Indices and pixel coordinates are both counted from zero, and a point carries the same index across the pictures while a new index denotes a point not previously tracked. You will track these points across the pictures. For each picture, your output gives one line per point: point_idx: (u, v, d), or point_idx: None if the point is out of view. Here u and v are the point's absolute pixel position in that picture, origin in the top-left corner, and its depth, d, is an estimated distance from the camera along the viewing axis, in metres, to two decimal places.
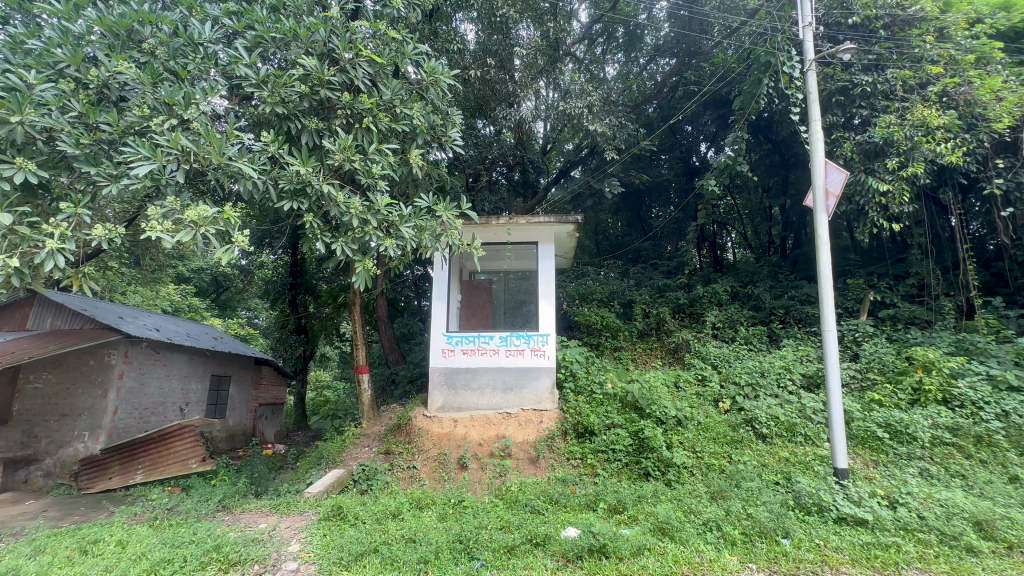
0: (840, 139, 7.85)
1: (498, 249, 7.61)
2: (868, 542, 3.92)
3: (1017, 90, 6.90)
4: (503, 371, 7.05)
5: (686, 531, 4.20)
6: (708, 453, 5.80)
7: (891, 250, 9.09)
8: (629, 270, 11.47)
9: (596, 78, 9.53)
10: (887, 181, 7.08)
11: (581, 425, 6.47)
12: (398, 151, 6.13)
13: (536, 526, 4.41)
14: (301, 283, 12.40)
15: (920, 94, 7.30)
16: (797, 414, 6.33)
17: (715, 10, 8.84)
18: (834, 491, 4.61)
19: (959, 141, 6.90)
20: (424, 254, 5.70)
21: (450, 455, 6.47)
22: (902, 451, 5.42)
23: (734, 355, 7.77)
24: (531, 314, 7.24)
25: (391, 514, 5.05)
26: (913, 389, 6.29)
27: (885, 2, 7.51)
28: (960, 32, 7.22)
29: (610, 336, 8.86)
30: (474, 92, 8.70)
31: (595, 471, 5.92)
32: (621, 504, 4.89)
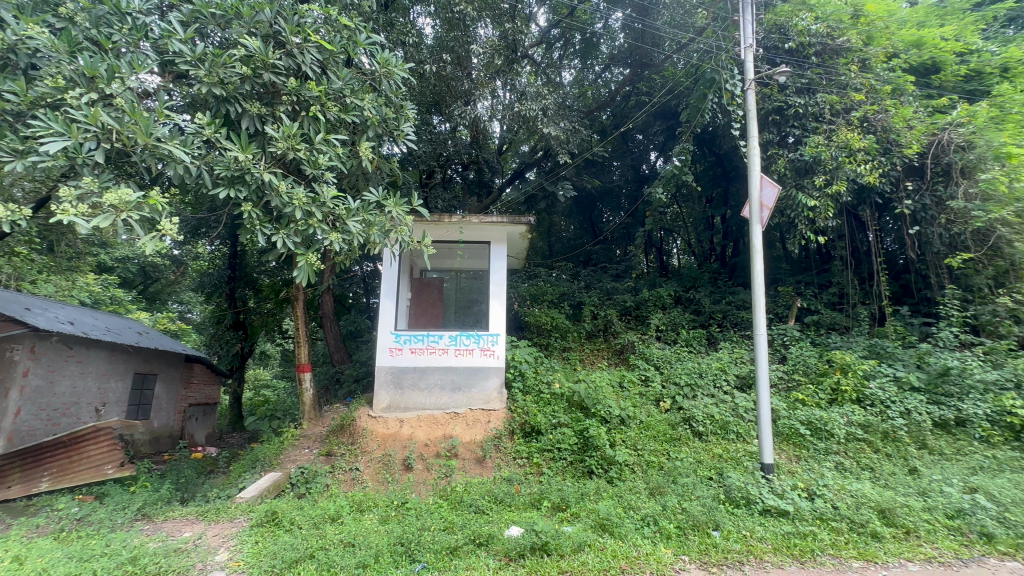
0: (775, 156, 8.39)
1: (450, 247, 7.53)
2: (789, 531, 4.20)
3: (925, 120, 7.65)
4: (452, 371, 6.99)
5: (626, 526, 4.34)
6: (648, 450, 6.00)
7: (817, 261, 9.82)
8: (580, 272, 11.73)
9: (552, 83, 9.65)
10: (814, 197, 7.64)
11: (529, 425, 6.54)
12: (347, 142, 5.92)
13: (479, 526, 4.39)
14: (240, 275, 11.77)
15: (845, 118, 7.92)
16: (730, 413, 6.70)
17: (666, 25, 9.06)
18: (760, 484, 4.91)
19: (876, 164, 7.55)
20: (373, 250, 5.54)
21: (395, 456, 6.35)
22: (821, 446, 5.88)
23: (676, 356, 8.12)
24: (481, 314, 7.23)
25: (330, 518, 4.86)
26: (832, 389, 6.84)
27: (817, 32, 8.10)
28: (879, 65, 7.93)
29: (560, 337, 9.03)
30: (429, 87, 8.59)
31: (540, 469, 5.99)
32: (564, 502, 4.98)
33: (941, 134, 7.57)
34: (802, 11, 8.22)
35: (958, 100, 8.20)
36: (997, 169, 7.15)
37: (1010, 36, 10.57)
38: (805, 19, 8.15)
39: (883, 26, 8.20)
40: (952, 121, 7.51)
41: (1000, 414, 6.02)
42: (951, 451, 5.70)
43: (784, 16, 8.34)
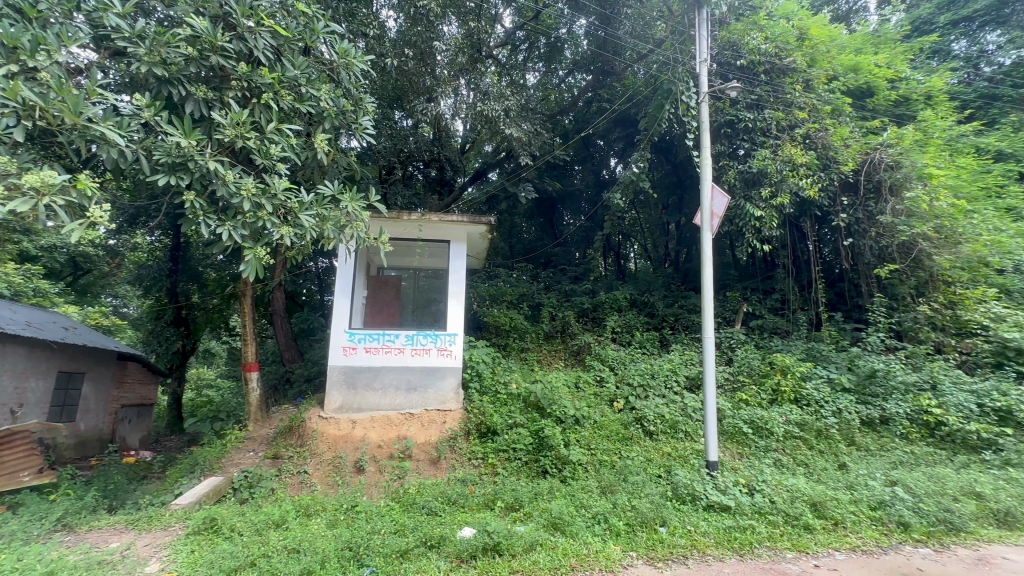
0: (726, 167, 8.77)
1: (408, 244, 7.40)
2: (730, 526, 4.41)
3: (859, 140, 8.23)
4: (408, 371, 6.87)
5: (577, 525, 4.41)
6: (601, 450, 6.12)
7: (762, 269, 10.37)
8: (540, 273, 11.86)
9: (516, 84, 9.67)
10: (761, 208, 8.05)
11: (484, 425, 6.53)
12: (302, 133, 5.71)
13: (431, 528, 4.34)
14: (184, 269, 11.05)
15: (789, 134, 8.38)
16: (680, 413, 6.95)
17: (628, 36, 9.23)
18: (705, 481, 5.12)
19: (817, 179, 8.04)
20: (327, 246, 5.36)
21: (346, 458, 6.18)
22: (761, 443, 6.21)
23: (630, 357, 8.34)
24: (439, 313, 7.16)
25: (274, 524, 4.66)
26: (773, 390, 7.23)
27: (767, 51, 8.55)
28: (820, 86, 8.48)
29: (518, 337, 9.08)
30: (391, 81, 8.42)
31: (495, 470, 5.99)
32: (517, 502, 5.00)
33: (873, 154, 8.13)
34: (753, 30, 8.66)
35: (888, 123, 8.91)
36: (920, 189, 7.84)
37: (933, 67, 11.63)
38: (755, 39, 8.58)
39: (825, 50, 8.78)
40: (883, 142, 8.11)
41: (918, 413, 6.56)
42: (875, 447, 6.15)
43: (736, 34, 8.73)
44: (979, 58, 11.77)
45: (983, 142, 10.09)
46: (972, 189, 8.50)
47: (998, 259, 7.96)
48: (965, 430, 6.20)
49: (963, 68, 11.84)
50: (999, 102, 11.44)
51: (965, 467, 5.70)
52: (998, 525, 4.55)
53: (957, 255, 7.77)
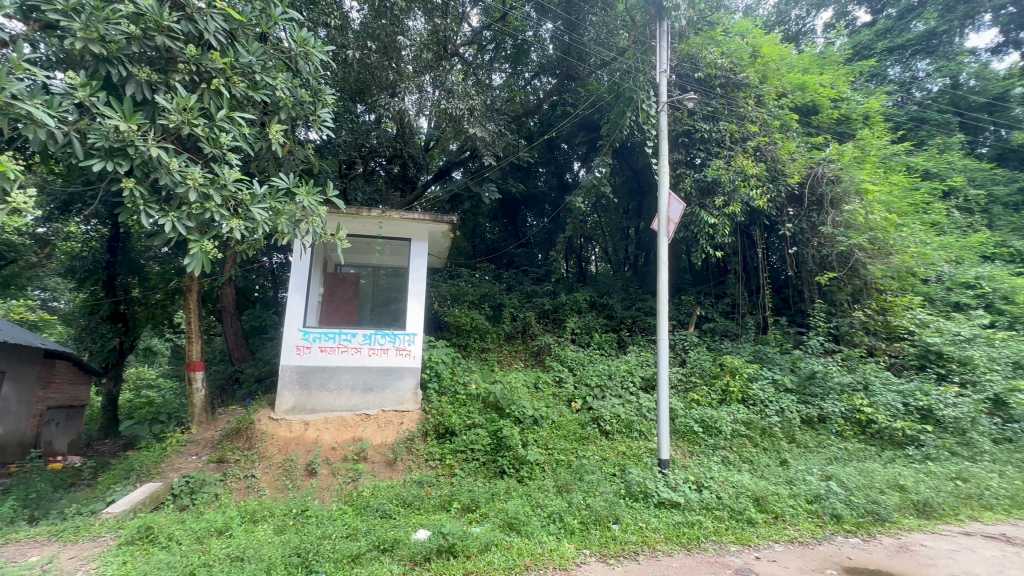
0: (683, 175, 9.07)
1: (368, 241, 7.23)
2: (680, 521, 4.57)
3: (805, 154, 8.72)
4: (365, 371, 6.72)
5: (533, 524, 4.44)
6: (559, 450, 6.19)
7: (715, 274, 10.71)
8: (502, 274, 11.89)
9: (482, 84, 9.65)
10: (715, 215, 8.39)
11: (443, 426, 6.47)
12: (255, 123, 5.47)
13: (384, 531, 4.25)
14: (123, 261, 10.35)
15: (742, 146, 8.77)
16: (635, 412, 7.13)
17: (592, 43, 9.35)
18: (657, 478, 5.27)
19: (765, 190, 8.47)
20: (280, 241, 5.16)
21: (297, 461, 5.97)
22: (710, 442, 6.48)
23: (588, 358, 8.49)
24: (399, 312, 7.03)
25: (216, 532, 4.43)
26: (722, 390, 7.55)
27: (722, 65, 8.92)
28: (770, 102, 8.95)
29: (479, 337, 9.07)
30: (353, 74, 8.18)
31: (453, 471, 5.95)
32: (474, 503, 4.98)
33: (817, 168, 8.61)
34: (711, 45, 9.00)
35: (831, 139, 9.51)
36: (857, 203, 8.41)
37: (872, 89, 12.57)
38: (712, 53, 8.93)
39: (776, 68, 9.29)
40: (826, 157, 8.63)
41: (852, 411, 7.01)
42: (813, 444, 6.54)
43: (694, 48, 9.01)
44: (911, 84, 12.95)
45: (913, 161, 10.98)
46: (902, 205, 9.20)
47: (921, 269, 8.69)
48: (892, 427, 6.68)
49: (897, 92, 12.89)
50: (927, 125, 12.51)
51: (892, 461, 6.15)
52: (918, 515, 4.93)
53: (887, 265, 8.39)
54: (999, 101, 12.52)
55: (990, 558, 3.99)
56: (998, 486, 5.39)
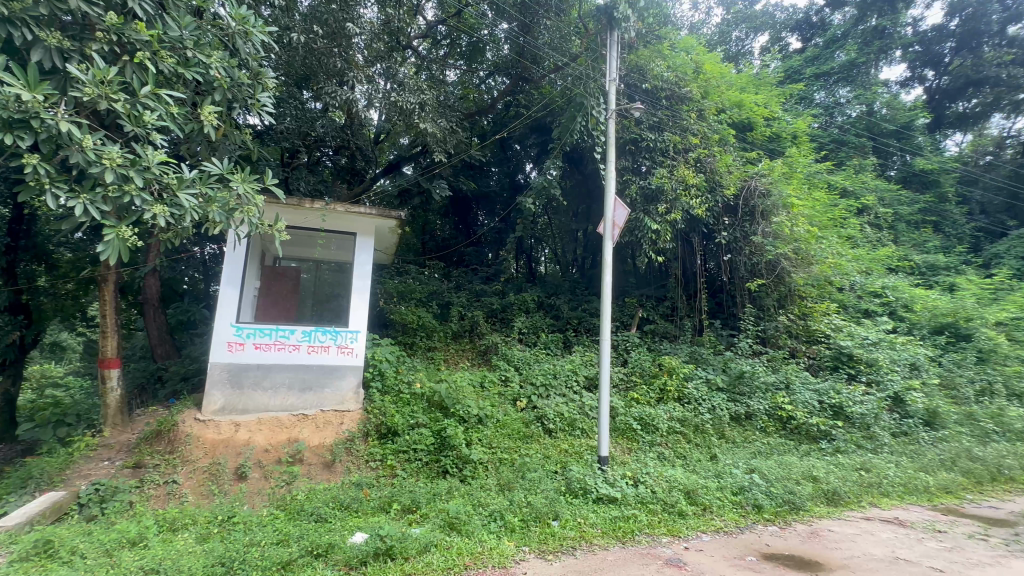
0: (629, 181, 9.34)
1: (310, 234, 6.92)
2: (616, 516, 4.73)
3: (739, 168, 9.29)
4: (303, 369, 6.44)
5: (473, 523, 4.44)
6: (502, 448, 6.21)
7: (657, 278, 10.99)
8: (451, 272, 11.80)
9: (435, 80, 9.50)
10: (658, 222, 8.75)
11: (384, 426, 6.32)
12: (185, 102, 5.08)
13: (318, 536, 4.10)
14: (27, 246, 9.31)
15: (684, 157, 9.18)
16: (578, 411, 7.30)
17: (546, 46, 9.35)
18: (596, 475, 5.43)
19: (704, 199, 8.94)
20: (211, 230, 4.84)
21: (225, 465, 5.63)
22: (647, 438, 6.77)
23: (534, 357, 8.60)
24: (342, 309, 6.80)
25: (129, 543, 4.08)
26: (660, 389, 7.91)
27: (668, 78, 9.30)
28: (710, 116, 9.46)
29: (425, 336, 8.95)
30: (297, 60, 7.76)
31: (394, 471, 5.83)
32: (414, 503, 4.90)
33: (750, 181, 9.16)
34: (658, 58, 9.37)
35: (762, 155, 10.22)
36: (784, 216, 9.08)
37: (800, 111, 13.65)
38: (659, 66, 9.28)
39: (716, 85, 9.87)
40: (758, 172, 9.23)
41: (775, 409, 7.55)
42: (740, 439, 6.98)
43: (643, 59, 9.30)
44: (833, 109, 14.13)
45: (833, 180, 12.01)
46: (822, 219, 10.05)
47: (837, 278, 9.54)
48: (808, 423, 7.28)
49: (821, 115, 14.07)
50: (846, 147, 13.72)
51: (807, 454, 6.70)
52: (827, 503, 5.39)
53: (808, 274, 9.15)
54: (906, 130, 14.00)
55: (885, 539, 4.44)
56: (894, 475, 6.00)
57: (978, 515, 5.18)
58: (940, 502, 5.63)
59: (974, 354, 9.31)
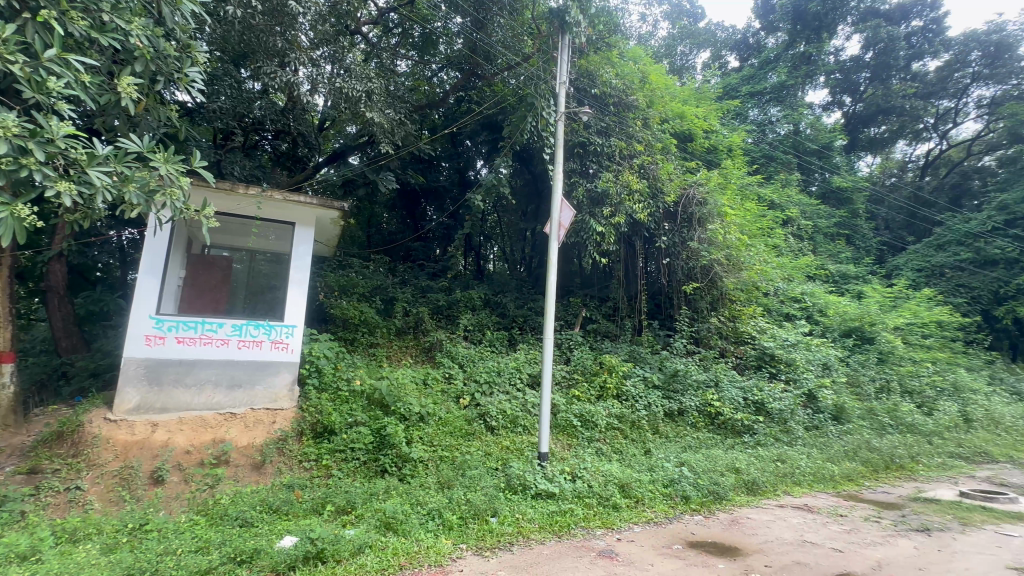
0: (577, 183, 9.54)
1: (242, 221, 6.50)
2: (553, 510, 4.83)
3: (680, 176, 9.74)
4: (232, 365, 6.09)
5: (410, 523, 4.38)
6: (443, 446, 6.14)
7: (601, 279, 11.29)
8: (396, 267, 11.53)
9: (385, 69, 9.19)
10: (602, 224, 9.01)
11: (321, 424, 6.07)
12: (100, 71, 4.61)
13: (243, 541, 3.86)
14: None
15: (629, 162, 9.49)
16: (520, 408, 7.38)
17: (500, 45, 9.29)
18: (536, 471, 5.51)
19: (646, 205, 9.30)
20: (128, 213, 4.40)
21: (139, 469, 5.19)
22: (586, 434, 6.97)
23: (479, 355, 8.60)
24: (277, 302, 6.46)
25: (18, 558, 3.65)
26: (600, 386, 8.16)
27: (616, 85, 9.55)
28: (654, 125, 9.90)
29: (367, 332, 8.71)
30: (234, 36, 7.32)
31: (330, 471, 5.62)
32: (349, 504, 4.75)
33: (689, 190, 9.64)
34: (607, 64, 9.52)
35: (701, 165, 10.82)
36: (718, 224, 9.66)
37: (736, 126, 14.60)
38: (608, 73, 9.47)
39: (660, 95, 10.33)
40: (696, 181, 9.72)
41: (705, 405, 8.01)
42: (672, 434, 7.35)
43: (593, 65, 9.41)
44: (766, 125, 15.25)
45: (763, 193, 12.91)
46: (751, 228, 10.78)
47: (762, 284, 10.28)
48: (734, 418, 7.79)
49: (753, 131, 15.12)
50: (775, 162, 14.76)
51: (731, 447, 7.17)
52: (747, 492, 5.79)
53: (737, 279, 9.79)
54: (826, 149, 15.27)
55: (795, 524, 4.84)
56: (806, 465, 6.55)
57: (873, 500, 5.77)
58: (843, 489, 6.21)
59: (875, 355, 10.37)
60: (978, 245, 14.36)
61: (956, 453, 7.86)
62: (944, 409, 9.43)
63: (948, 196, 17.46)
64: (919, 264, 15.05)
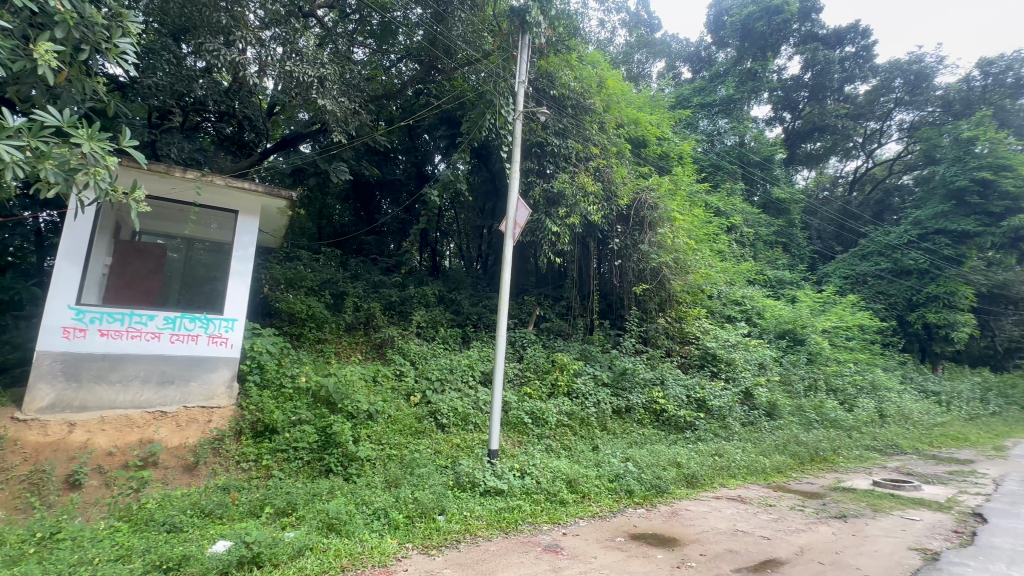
0: (533, 183, 9.64)
1: (179, 207, 6.09)
2: (502, 507, 4.86)
3: (633, 181, 10.03)
4: (163, 361, 5.71)
5: (354, 523, 4.27)
6: (391, 444, 6.03)
7: (555, 279, 11.44)
8: (348, 261, 11.19)
9: (340, 55, 8.84)
10: (557, 224, 9.13)
11: (262, 423, 5.80)
12: (12, 34, 4.16)
13: (170, 548, 3.61)
14: None
15: (585, 165, 9.68)
16: (472, 405, 7.36)
17: (461, 39, 9.11)
18: (485, 468, 5.52)
19: (601, 207, 9.52)
20: (43, 193, 3.99)
21: (52, 473, 4.71)
22: (537, 431, 7.07)
23: (431, 352, 8.51)
24: (216, 294, 6.12)
25: None
26: (552, 384, 8.28)
27: (574, 88, 9.67)
28: (609, 130, 10.17)
29: (315, 327, 8.41)
30: (176, 10, 7.02)
31: (270, 472, 5.38)
32: (290, 505, 4.57)
33: (641, 194, 9.96)
34: (566, 67, 9.62)
35: (653, 171, 11.21)
36: (667, 228, 10.05)
37: (687, 135, 15.24)
38: (567, 76, 9.56)
39: (616, 100, 10.61)
40: (648, 186, 10.02)
41: (651, 402, 8.30)
42: (620, 430, 7.57)
43: (552, 66, 9.46)
44: (715, 136, 16.04)
45: (710, 200, 13.54)
46: (698, 233, 11.30)
47: (706, 287, 10.81)
48: (677, 415, 8.12)
49: (703, 141, 15.87)
50: (721, 171, 15.51)
51: (674, 443, 7.49)
52: (687, 485, 6.06)
53: (684, 282, 10.27)
54: (767, 162, 16.18)
55: (729, 514, 5.12)
56: (741, 459, 6.95)
57: (799, 490, 6.20)
58: (773, 480, 6.63)
59: (805, 355, 11.15)
60: (896, 256, 15.78)
61: (871, 445, 8.60)
62: (862, 406, 10.30)
63: (873, 211, 19.03)
64: (846, 272, 16.33)
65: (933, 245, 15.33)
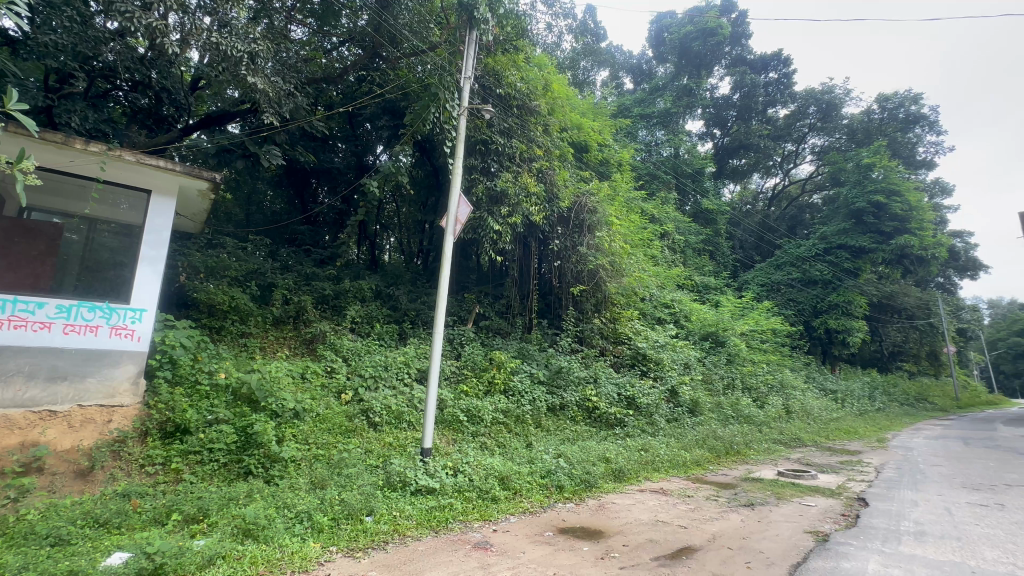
0: (476, 180, 9.58)
1: (78, 182, 5.45)
2: (432, 506, 4.81)
3: (574, 184, 10.27)
4: (53, 354, 5.08)
5: (274, 528, 4.04)
6: (318, 444, 5.78)
7: (496, 277, 11.47)
8: (277, 251, 10.57)
9: (275, 32, 8.31)
10: (499, 223, 9.17)
11: (172, 424, 5.34)
12: None
13: (54, 563, 3.22)
14: None
15: (528, 165, 9.79)
16: (406, 403, 7.21)
17: (406, 29, 8.93)
18: (417, 467, 5.43)
19: (542, 208, 9.68)
20: None
21: None
22: (472, 429, 7.07)
23: (366, 348, 8.25)
24: (121, 280, 5.54)
25: None
26: (489, 381, 8.32)
27: (520, 89, 9.72)
28: (553, 133, 10.37)
29: (238, 320, 7.90)
30: None
31: (179, 476, 4.95)
32: (202, 511, 4.25)
33: (581, 198, 10.23)
34: (513, 67, 9.63)
35: (593, 176, 11.61)
36: (604, 232, 10.41)
37: (627, 143, 15.86)
38: (514, 75, 9.59)
39: (561, 104, 10.81)
40: (588, 190, 10.32)
41: (584, 400, 8.56)
42: (554, 427, 7.74)
43: (500, 65, 9.46)
44: (654, 146, 16.85)
45: (646, 208, 14.19)
46: (633, 238, 11.83)
47: (639, 290, 11.34)
48: (608, 412, 8.44)
49: (641, 151, 16.60)
50: (657, 180, 16.31)
51: (604, 438, 7.78)
52: (614, 479, 6.31)
53: (619, 284, 10.73)
54: (698, 174, 17.21)
55: (650, 506, 5.40)
56: (664, 453, 7.37)
57: (714, 481, 6.67)
58: (692, 472, 7.09)
59: (725, 356, 11.99)
60: (805, 267, 17.40)
61: (779, 439, 9.42)
62: (772, 403, 11.25)
63: (788, 225, 20.86)
64: (763, 280, 17.78)
65: (836, 258, 17.14)
